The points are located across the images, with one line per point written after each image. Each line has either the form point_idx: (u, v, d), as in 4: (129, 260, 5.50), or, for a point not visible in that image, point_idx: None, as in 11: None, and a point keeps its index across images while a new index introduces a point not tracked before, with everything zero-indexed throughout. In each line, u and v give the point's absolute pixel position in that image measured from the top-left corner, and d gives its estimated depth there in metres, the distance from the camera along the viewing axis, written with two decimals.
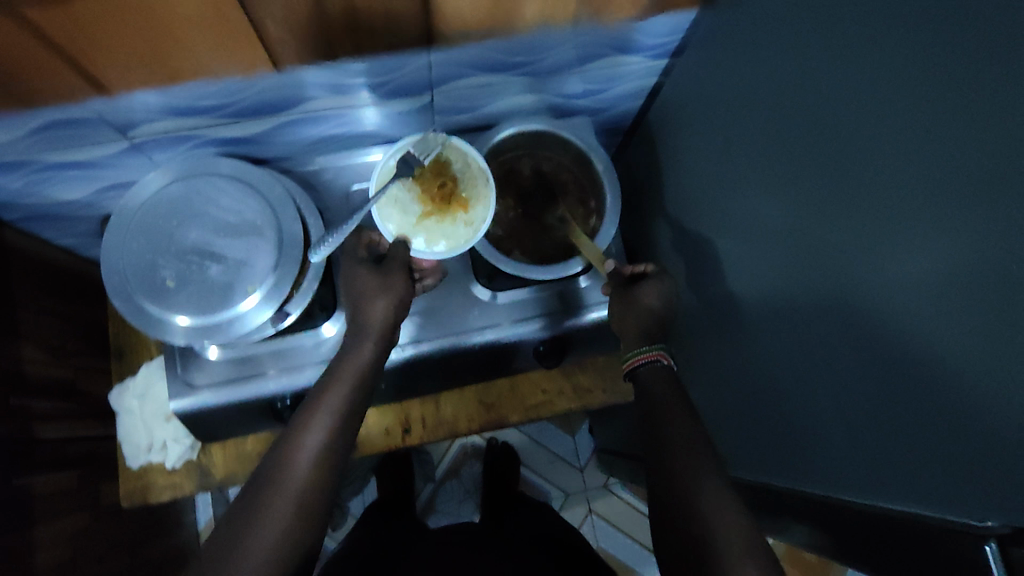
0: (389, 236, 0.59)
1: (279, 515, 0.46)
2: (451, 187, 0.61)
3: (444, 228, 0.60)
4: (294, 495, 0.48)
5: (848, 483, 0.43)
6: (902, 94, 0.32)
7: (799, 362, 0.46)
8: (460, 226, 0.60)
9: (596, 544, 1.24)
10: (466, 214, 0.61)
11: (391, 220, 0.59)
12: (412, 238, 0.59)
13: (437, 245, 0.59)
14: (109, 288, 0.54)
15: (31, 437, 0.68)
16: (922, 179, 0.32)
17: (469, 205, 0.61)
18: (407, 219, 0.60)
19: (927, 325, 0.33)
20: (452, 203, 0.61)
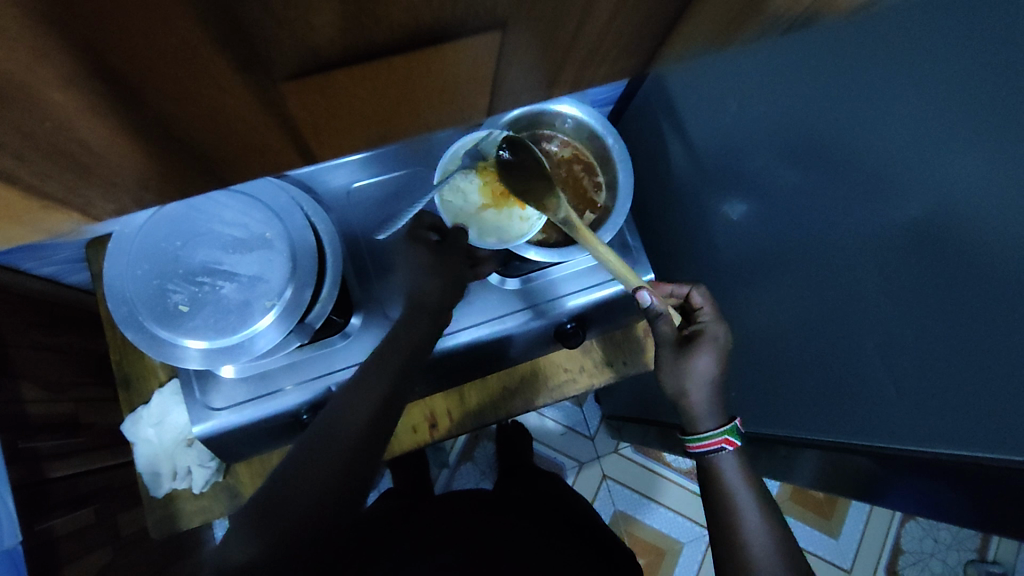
0: (447, 222, 0.60)
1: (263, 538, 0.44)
2: (514, 183, 0.61)
3: (500, 221, 0.61)
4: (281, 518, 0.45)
5: (902, 428, 0.47)
6: (996, 41, 0.33)
7: (848, 316, 0.49)
8: (516, 221, 0.60)
9: (613, 507, 1.26)
10: (523, 210, 0.61)
11: (452, 207, 0.61)
12: (469, 227, 0.60)
13: (491, 237, 0.60)
14: (119, 320, 0.52)
15: (44, 480, 0.65)
16: (990, 142, 0.35)
17: (529, 201, 0.61)
18: (468, 209, 0.61)
19: (1001, 273, 0.36)
20: (512, 198, 0.61)
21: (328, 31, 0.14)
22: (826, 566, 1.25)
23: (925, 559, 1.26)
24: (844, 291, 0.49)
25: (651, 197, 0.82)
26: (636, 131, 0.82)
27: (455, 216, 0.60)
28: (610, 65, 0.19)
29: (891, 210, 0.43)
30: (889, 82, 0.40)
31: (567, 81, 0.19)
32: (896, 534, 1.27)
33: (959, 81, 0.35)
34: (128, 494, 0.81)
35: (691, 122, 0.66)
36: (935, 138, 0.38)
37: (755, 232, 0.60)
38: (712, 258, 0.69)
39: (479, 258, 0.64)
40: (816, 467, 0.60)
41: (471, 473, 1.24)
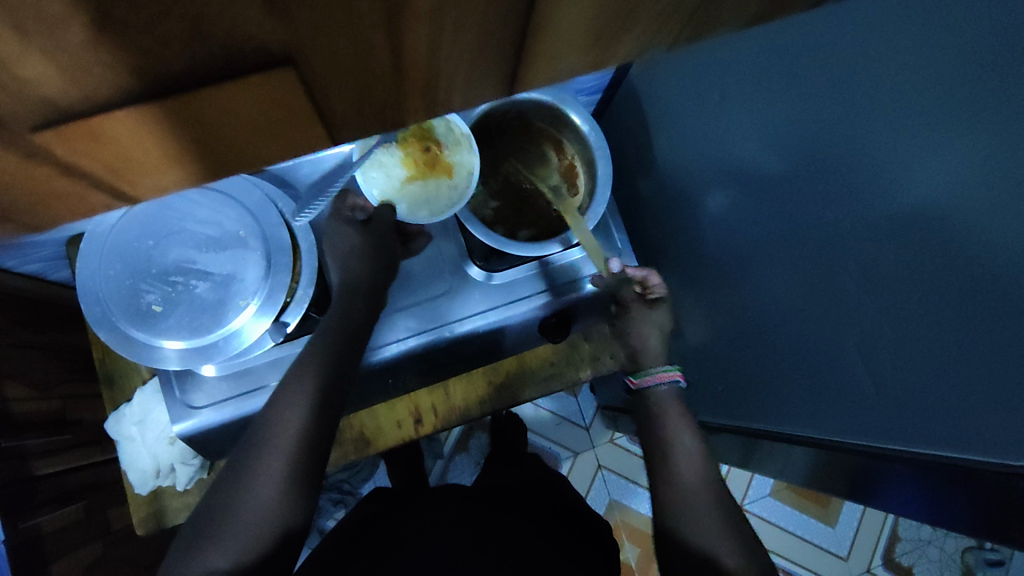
0: (373, 200, 0.60)
1: (237, 542, 0.44)
2: (436, 153, 0.61)
3: (429, 195, 0.61)
4: (253, 521, 0.45)
5: (885, 426, 0.46)
6: (979, 34, 0.32)
7: (831, 311, 0.48)
8: (443, 191, 0.61)
9: (608, 495, 1.26)
10: (450, 180, 0.61)
11: (376, 183, 0.60)
12: (397, 204, 0.60)
13: (421, 212, 0.60)
14: (93, 322, 0.52)
15: (31, 477, 0.65)
16: (970, 132, 0.34)
17: (454, 169, 0.61)
18: (391, 182, 0.60)
19: (983, 265, 0.35)
20: (436, 169, 0.61)
21: (176, 57, 0.12)
22: (821, 554, 1.25)
23: (922, 546, 1.26)
24: (826, 284, 0.48)
25: (636, 189, 0.81)
26: (623, 120, 0.80)
27: (380, 193, 0.60)
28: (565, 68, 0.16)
29: (871, 202, 0.42)
30: (870, 72, 0.39)
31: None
32: (893, 523, 1.27)
33: (941, 69, 0.34)
34: (117, 491, 0.81)
35: (677, 112, 0.65)
36: (914, 126, 0.37)
37: (738, 228, 0.59)
38: (697, 249, 0.68)
39: (410, 235, 0.65)
40: (801, 461, 0.59)
41: (465, 463, 1.24)
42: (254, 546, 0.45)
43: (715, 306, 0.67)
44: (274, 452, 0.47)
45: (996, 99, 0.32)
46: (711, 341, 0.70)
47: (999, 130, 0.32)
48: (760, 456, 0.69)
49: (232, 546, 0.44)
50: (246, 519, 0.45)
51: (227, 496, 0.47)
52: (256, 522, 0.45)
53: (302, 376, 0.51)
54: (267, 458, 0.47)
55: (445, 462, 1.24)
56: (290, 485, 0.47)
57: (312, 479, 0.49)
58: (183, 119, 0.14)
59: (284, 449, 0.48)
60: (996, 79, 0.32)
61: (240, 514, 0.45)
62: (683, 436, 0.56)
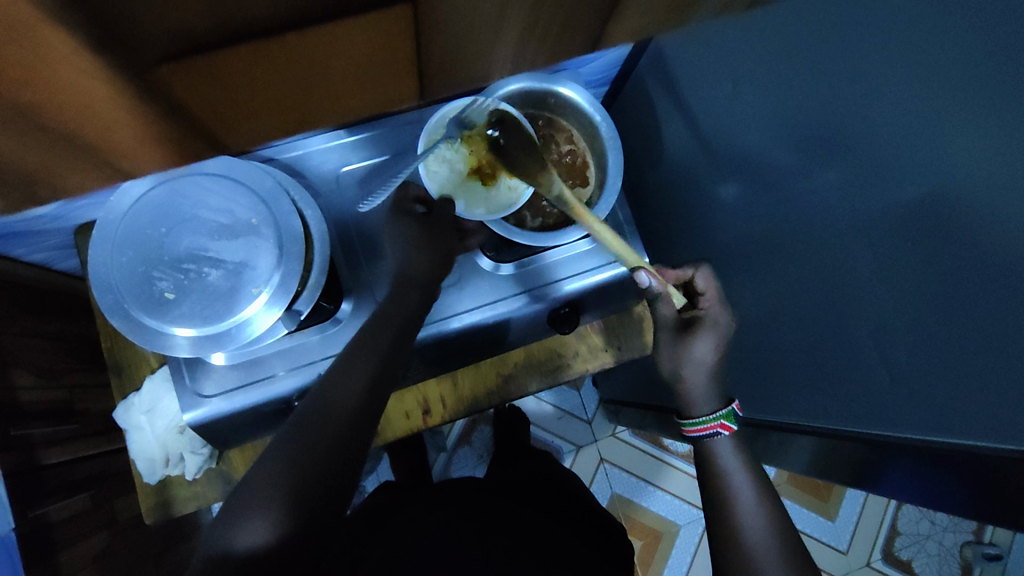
0: (434, 194, 0.59)
1: (259, 521, 0.44)
2: None
3: (488, 193, 0.60)
4: (275, 499, 0.45)
5: (895, 414, 0.46)
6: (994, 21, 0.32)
7: (843, 301, 0.48)
8: (504, 191, 0.61)
9: (611, 489, 1.27)
10: (510, 179, 0.60)
11: (437, 178, 0.59)
12: (455, 199, 0.59)
13: (479, 208, 0.60)
14: (105, 309, 0.52)
15: (39, 466, 0.65)
16: (982, 121, 0.34)
17: (516, 169, 0.61)
18: (452, 177, 0.60)
19: (996, 254, 0.35)
20: (497, 168, 0.60)
21: None
22: (822, 548, 1.26)
23: (921, 541, 1.27)
24: (839, 274, 0.48)
25: (645, 181, 0.81)
26: (631, 111, 0.80)
27: (440, 187, 0.59)
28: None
29: (884, 192, 0.42)
30: (882, 62, 0.38)
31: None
32: (892, 517, 1.27)
33: (953, 59, 0.34)
34: (123, 480, 0.81)
35: (686, 104, 0.65)
36: (926, 116, 0.37)
37: (747, 218, 0.59)
38: (707, 241, 0.68)
39: (467, 232, 0.62)
40: (810, 451, 0.60)
41: (468, 457, 1.25)
42: (274, 526, 0.44)
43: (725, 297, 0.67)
44: (289, 438, 0.47)
45: (1007, 89, 0.32)
46: None
47: (1012, 117, 0.32)
48: (768, 447, 0.69)
49: (254, 524, 0.44)
50: (268, 498, 0.45)
51: (246, 480, 0.46)
52: (276, 504, 0.44)
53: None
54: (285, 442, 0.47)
55: (448, 455, 1.24)
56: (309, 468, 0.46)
57: None
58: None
59: (301, 433, 0.47)
60: (1005, 69, 0.32)
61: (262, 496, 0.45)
62: (730, 465, 0.53)
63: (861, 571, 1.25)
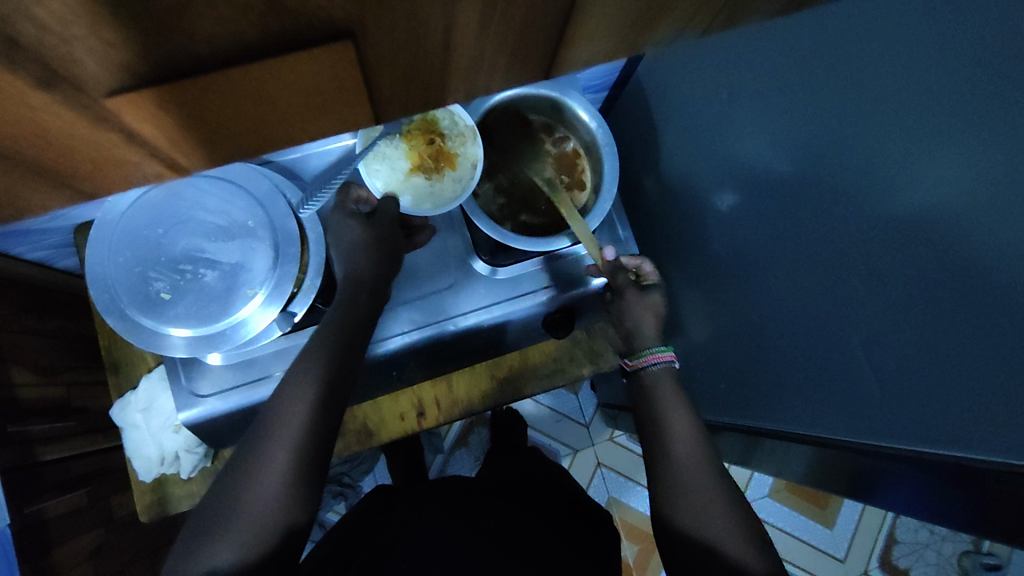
0: (378, 192, 0.61)
1: (237, 537, 0.45)
2: (440, 146, 0.62)
3: (431, 187, 0.62)
4: (254, 515, 0.45)
5: (887, 425, 0.46)
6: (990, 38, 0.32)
7: (836, 311, 0.48)
8: (446, 183, 0.62)
9: (607, 493, 1.27)
10: (453, 171, 0.62)
11: (381, 175, 0.61)
12: (401, 195, 0.61)
13: (425, 204, 0.61)
14: (102, 308, 0.52)
15: (36, 463, 0.65)
16: (979, 135, 0.34)
17: (458, 162, 0.62)
18: (395, 174, 0.61)
19: (989, 267, 0.35)
20: (440, 161, 0.62)
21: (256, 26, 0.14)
22: (818, 554, 1.25)
23: (920, 549, 1.27)
24: (832, 284, 0.48)
25: (643, 186, 0.81)
26: (630, 117, 0.80)
27: (384, 185, 0.61)
28: (589, 56, 0.19)
29: (878, 203, 0.42)
30: (881, 75, 0.39)
31: (547, 75, 0.19)
32: (891, 524, 1.27)
33: (947, 73, 0.35)
34: (120, 478, 0.82)
35: (684, 111, 0.65)
36: (921, 130, 0.37)
37: (743, 226, 0.59)
38: (703, 248, 0.68)
39: (413, 229, 0.64)
40: (802, 460, 0.60)
41: (465, 458, 1.25)
42: (252, 540, 0.45)
43: (720, 304, 0.67)
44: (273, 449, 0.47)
45: (1006, 105, 0.32)
46: (714, 339, 0.71)
47: (1006, 133, 0.32)
48: (761, 454, 0.69)
49: (229, 544, 0.44)
50: (247, 515, 0.45)
51: (228, 489, 0.47)
52: (260, 515, 0.46)
53: (307, 364, 0.51)
54: (272, 450, 0.47)
55: (445, 456, 1.24)
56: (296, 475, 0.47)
57: (317, 472, 0.49)
58: (206, 93, 0.15)
59: (290, 439, 0.48)
60: (1002, 83, 0.32)
61: (241, 508, 0.46)
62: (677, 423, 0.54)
63: None
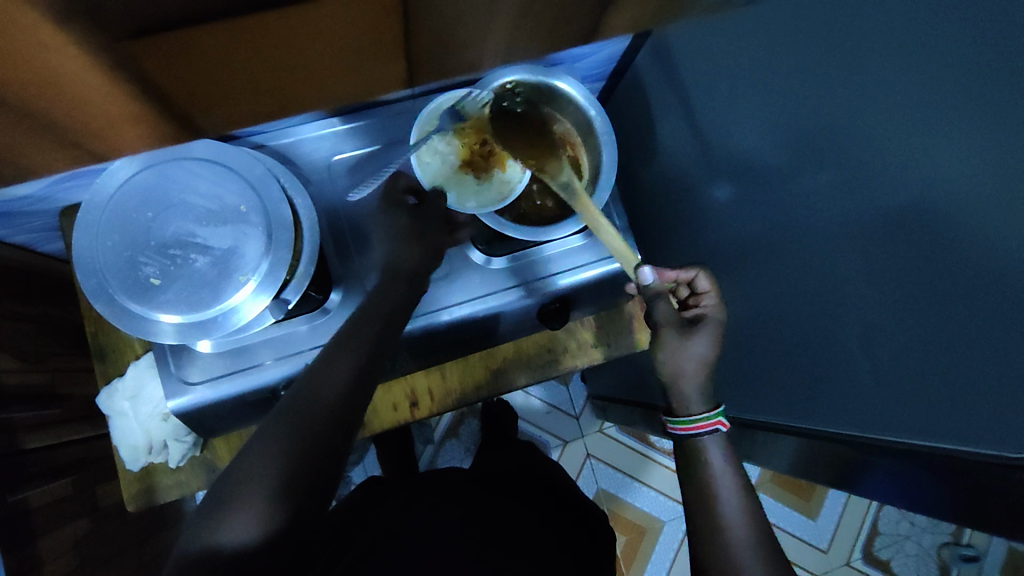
0: (425, 183, 0.61)
1: (254, 492, 0.44)
2: (490, 146, 0.64)
3: (478, 185, 0.64)
4: (268, 474, 0.44)
5: (879, 417, 0.46)
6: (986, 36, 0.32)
7: (830, 305, 0.48)
8: (494, 185, 0.65)
9: (596, 484, 1.27)
10: (502, 173, 0.65)
11: (428, 169, 0.63)
12: (446, 190, 0.63)
13: (469, 201, 0.62)
14: (88, 293, 0.51)
15: (20, 450, 0.64)
16: (972, 128, 0.34)
17: (506, 164, 0.65)
18: (444, 170, 0.64)
19: (982, 259, 0.35)
20: (489, 163, 0.65)
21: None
22: (802, 545, 1.27)
23: (901, 541, 1.28)
24: (826, 277, 0.48)
25: (639, 179, 0.81)
26: (626, 107, 0.80)
27: (431, 178, 0.62)
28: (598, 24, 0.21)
29: (875, 197, 0.42)
30: (880, 67, 0.38)
31: None
32: (873, 517, 1.29)
33: (945, 63, 0.34)
34: (106, 467, 0.80)
35: (680, 102, 0.65)
36: (913, 121, 0.37)
37: (737, 219, 0.59)
38: (697, 241, 0.68)
39: (456, 225, 0.62)
40: (793, 452, 0.60)
41: (454, 449, 1.25)
42: (268, 499, 0.44)
43: None
44: (288, 414, 0.47)
45: (1002, 102, 0.32)
46: None
47: (1002, 128, 0.32)
48: (752, 446, 0.70)
49: (242, 506, 0.43)
50: (263, 476, 0.44)
51: (234, 468, 0.46)
52: (272, 477, 0.44)
53: None
54: (279, 421, 0.46)
55: (435, 447, 1.24)
56: (306, 454, 0.46)
57: (332, 442, 0.48)
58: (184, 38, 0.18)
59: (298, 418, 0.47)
60: (996, 73, 0.32)
61: (251, 474, 0.44)
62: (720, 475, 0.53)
63: (841, 570, 1.27)
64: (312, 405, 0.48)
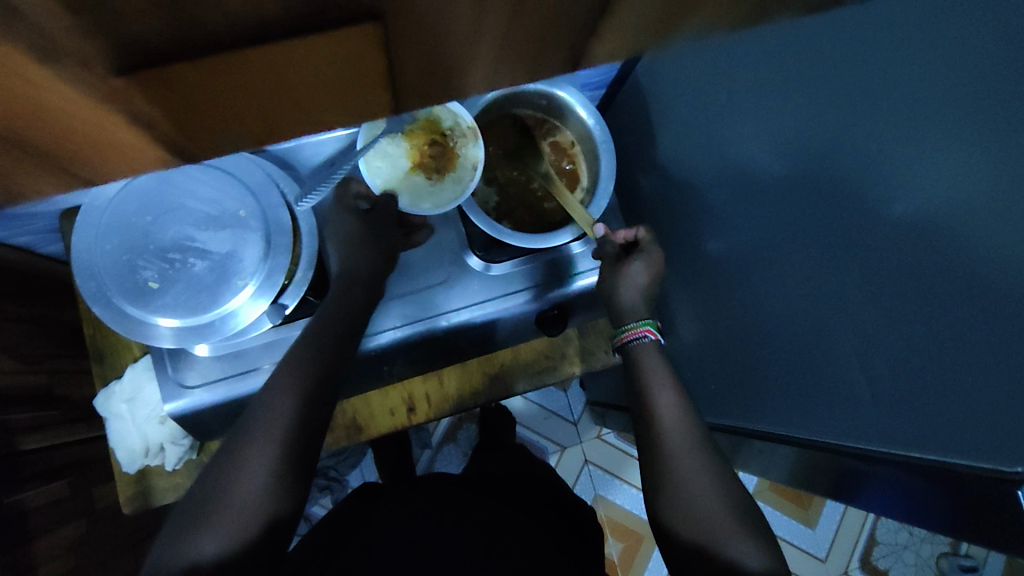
0: (376, 188, 0.59)
1: (225, 521, 0.44)
2: (441, 144, 0.61)
3: (432, 186, 0.61)
4: (242, 499, 0.45)
5: (877, 429, 0.46)
6: (994, 49, 0.32)
7: (827, 316, 0.48)
8: (448, 184, 0.61)
9: (594, 491, 1.27)
10: (455, 173, 0.62)
11: (380, 173, 0.60)
12: (399, 194, 0.60)
13: (423, 203, 0.60)
14: (87, 296, 0.51)
15: (16, 451, 0.64)
16: (974, 142, 0.34)
17: (459, 163, 0.62)
18: (395, 173, 0.61)
19: (982, 273, 0.35)
20: (441, 163, 0.62)
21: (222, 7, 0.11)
22: (801, 554, 1.26)
23: (899, 550, 1.28)
24: (823, 288, 0.48)
25: (638, 186, 0.81)
26: (625, 116, 0.80)
27: (383, 182, 0.60)
28: None
29: (874, 208, 0.42)
30: (883, 79, 0.38)
31: None
32: (871, 526, 1.29)
33: (950, 76, 0.34)
34: (102, 469, 0.80)
35: (679, 111, 0.65)
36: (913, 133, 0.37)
37: (735, 229, 0.59)
38: (695, 249, 0.68)
39: (412, 227, 0.64)
40: (790, 463, 0.60)
41: (452, 453, 1.25)
42: (240, 526, 0.44)
43: (712, 306, 0.67)
44: (267, 435, 0.47)
45: (1006, 117, 0.32)
46: (705, 340, 0.71)
47: (1005, 143, 0.32)
48: (749, 456, 0.70)
49: (213, 531, 0.43)
50: (235, 504, 0.45)
51: (212, 481, 0.46)
52: (247, 502, 0.45)
53: (296, 361, 0.51)
54: (256, 443, 0.46)
55: (432, 451, 1.24)
56: (282, 468, 0.47)
57: (306, 458, 0.49)
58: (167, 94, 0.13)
59: (275, 432, 0.47)
60: (1003, 89, 0.32)
61: (226, 500, 0.45)
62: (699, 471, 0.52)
63: None
64: (293, 425, 0.48)
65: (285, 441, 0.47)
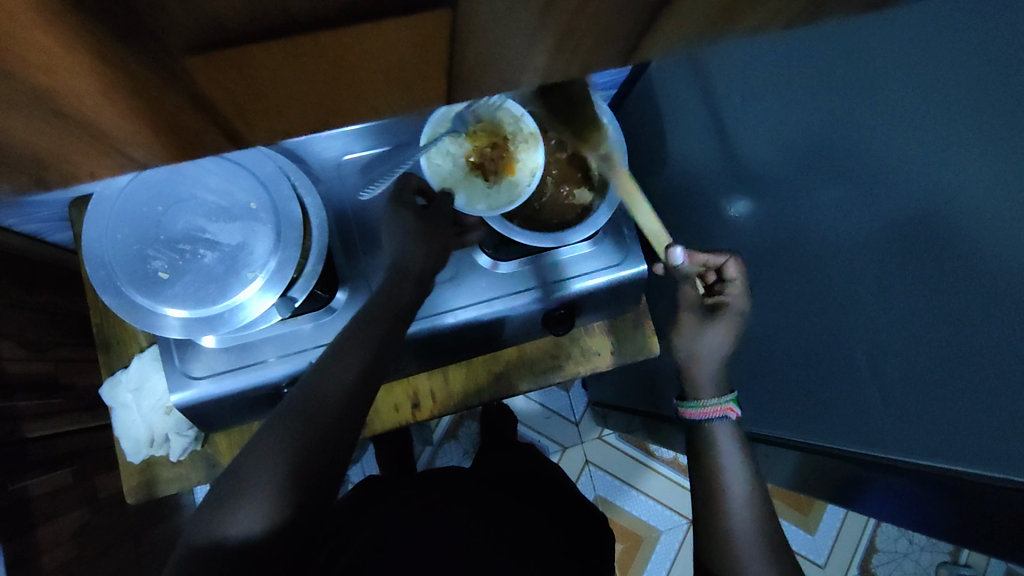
0: (435, 186, 0.60)
1: (254, 498, 0.44)
2: (503, 147, 0.61)
3: (489, 189, 0.62)
4: (269, 478, 0.44)
5: (886, 435, 0.46)
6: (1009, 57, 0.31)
7: (838, 321, 0.48)
8: (504, 188, 0.61)
9: (594, 491, 1.27)
10: (512, 176, 0.62)
11: (439, 171, 0.60)
12: (455, 192, 0.60)
13: (479, 204, 0.60)
14: (97, 285, 0.51)
15: (20, 438, 0.64)
16: (992, 149, 0.33)
17: (517, 167, 0.62)
18: (453, 171, 0.61)
19: (998, 281, 0.35)
20: (499, 165, 0.62)
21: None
22: (800, 560, 1.26)
23: (899, 558, 1.28)
24: (835, 293, 0.48)
25: (649, 188, 0.81)
26: (637, 117, 0.80)
27: (441, 180, 0.60)
28: None
29: (888, 214, 0.41)
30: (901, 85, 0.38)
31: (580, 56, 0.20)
32: (871, 533, 1.28)
33: (966, 83, 0.34)
34: (105, 458, 0.80)
35: (692, 113, 0.65)
36: (930, 144, 0.37)
37: (746, 232, 0.59)
38: (705, 252, 0.68)
39: (467, 226, 0.63)
40: (797, 468, 0.60)
41: (453, 451, 1.25)
42: (268, 505, 0.44)
43: None
44: (296, 415, 0.47)
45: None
46: None
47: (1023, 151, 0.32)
48: (755, 460, 0.69)
49: (238, 510, 0.43)
50: (261, 485, 0.44)
51: (240, 462, 0.46)
52: (271, 482, 0.44)
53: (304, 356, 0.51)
54: (285, 423, 0.47)
55: (434, 448, 1.24)
56: (306, 449, 0.46)
57: (333, 438, 0.48)
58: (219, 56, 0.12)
59: (296, 417, 0.47)
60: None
61: (253, 479, 0.44)
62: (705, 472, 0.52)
63: None
64: (319, 407, 0.48)
65: (312, 421, 0.47)
